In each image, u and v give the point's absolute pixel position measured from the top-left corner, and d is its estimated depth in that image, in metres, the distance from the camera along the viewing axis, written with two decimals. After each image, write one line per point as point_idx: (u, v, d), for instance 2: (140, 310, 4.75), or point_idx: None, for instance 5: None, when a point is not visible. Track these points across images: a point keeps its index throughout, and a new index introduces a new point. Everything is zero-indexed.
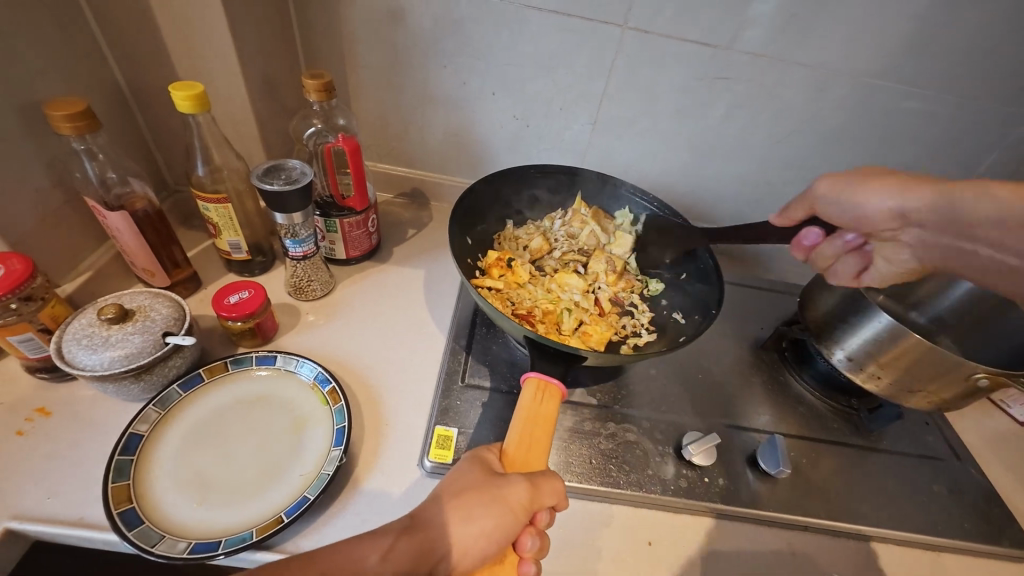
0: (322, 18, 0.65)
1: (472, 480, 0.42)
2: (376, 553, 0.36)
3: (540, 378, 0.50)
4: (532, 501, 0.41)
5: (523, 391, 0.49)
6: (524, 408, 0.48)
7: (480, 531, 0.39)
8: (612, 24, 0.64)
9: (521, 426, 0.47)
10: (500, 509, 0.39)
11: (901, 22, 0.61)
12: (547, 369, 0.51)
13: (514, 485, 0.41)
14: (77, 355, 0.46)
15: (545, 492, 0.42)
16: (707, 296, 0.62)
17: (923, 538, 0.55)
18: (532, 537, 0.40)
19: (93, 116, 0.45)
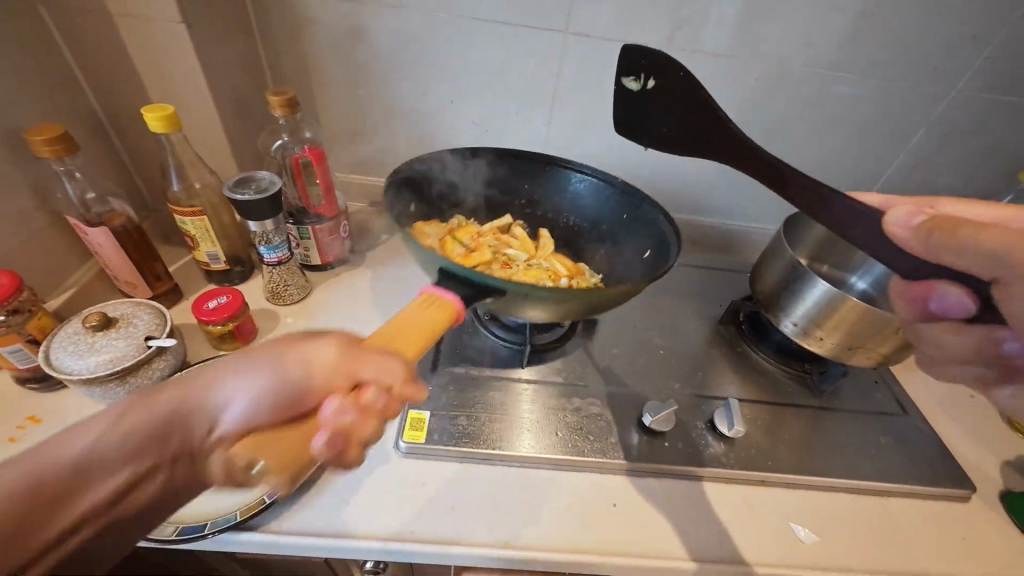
0: (286, 40, 0.70)
1: (330, 361, 0.34)
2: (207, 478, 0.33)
3: (432, 292, 0.45)
4: (344, 363, 0.34)
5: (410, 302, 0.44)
6: (405, 313, 0.43)
7: (326, 363, 0.34)
8: (554, 30, 0.69)
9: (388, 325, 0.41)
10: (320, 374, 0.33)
11: (816, 14, 0.66)
12: (450, 289, 0.46)
13: (319, 349, 0.35)
14: (64, 360, 0.50)
15: (365, 359, 0.34)
16: (666, 257, 0.61)
17: (872, 485, 0.59)
18: (337, 401, 0.32)
19: (71, 138, 0.49)
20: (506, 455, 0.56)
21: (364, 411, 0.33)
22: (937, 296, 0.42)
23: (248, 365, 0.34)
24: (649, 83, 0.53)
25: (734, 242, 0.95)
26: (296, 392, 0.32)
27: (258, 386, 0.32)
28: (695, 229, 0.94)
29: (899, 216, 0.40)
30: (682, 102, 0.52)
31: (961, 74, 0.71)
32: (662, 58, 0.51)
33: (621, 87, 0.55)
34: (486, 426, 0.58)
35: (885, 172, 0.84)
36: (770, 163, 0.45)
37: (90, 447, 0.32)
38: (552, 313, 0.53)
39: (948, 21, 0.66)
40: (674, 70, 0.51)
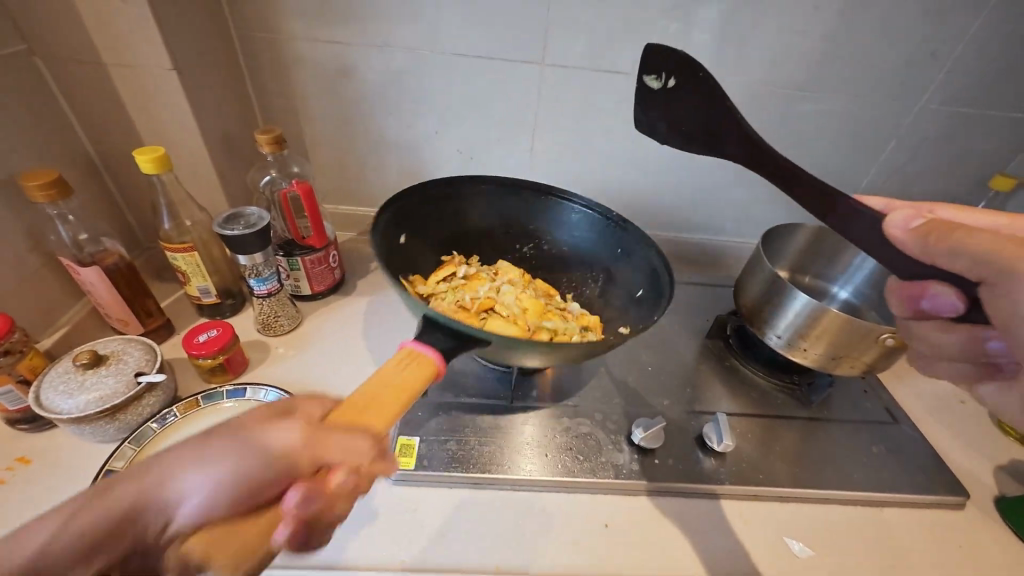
0: (274, 81, 0.73)
1: (257, 415, 0.34)
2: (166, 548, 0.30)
3: (413, 347, 0.44)
4: (315, 448, 0.32)
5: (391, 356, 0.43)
6: (381, 371, 0.41)
7: (292, 447, 0.32)
8: (531, 63, 0.72)
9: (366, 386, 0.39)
10: (280, 458, 0.31)
11: (779, 39, 0.70)
12: (428, 341, 0.45)
13: (286, 428, 0.32)
14: (54, 400, 0.50)
15: (334, 441, 0.32)
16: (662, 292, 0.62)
17: (865, 495, 0.59)
18: (304, 491, 0.31)
19: (64, 183, 0.51)
20: (497, 478, 0.56)
21: (333, 495, 0.32)
22: (928, 297, 0.41)
23: (205, 452, 0.31)
24: (669, 80, 0.51)
25: (720, 257, 0.97)
26: (242, 497, 0.30)
27: (223, 478, 0.30)
28: (680, 246, 0.95)
29: (898, 220, 0.39)
30: (710, 102, 0.48)
31: (924, 88, 0.74)
32: (681, 54, 0.48)
33: (641, 84, 0.53)
34: (476, 450, 0.58)
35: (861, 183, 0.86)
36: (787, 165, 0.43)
37: (39, 546, 0.27)
38: (544, 359, 0.53)
39: (905, 39, 0.69)
40: (695, 70, 0.48)
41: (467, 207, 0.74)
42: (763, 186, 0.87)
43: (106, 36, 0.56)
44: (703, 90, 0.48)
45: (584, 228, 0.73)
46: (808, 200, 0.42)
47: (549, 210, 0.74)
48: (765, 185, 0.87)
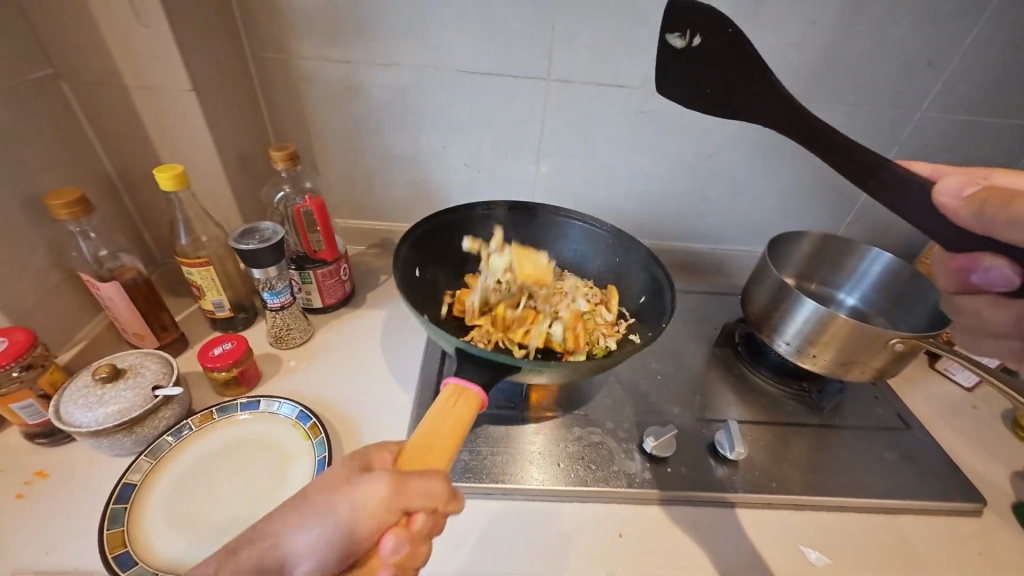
0: (287, 100, 0.75)
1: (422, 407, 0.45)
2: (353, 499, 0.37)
3: (458, 383, 0.47)
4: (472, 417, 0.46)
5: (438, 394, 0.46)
6: (433, 409, 0.44)
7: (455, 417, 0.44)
8: (536, 78, 0.74)
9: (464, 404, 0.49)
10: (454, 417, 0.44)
11: (778, 52, 0.71)
12: (471, 376, 0.48)
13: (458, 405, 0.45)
14: (74, 413, 0.51)
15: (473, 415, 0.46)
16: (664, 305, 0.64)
17: (880, 503, 0.59)
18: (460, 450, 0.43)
19: (87, 201, 0.52)
20: (509, 487, 0.56)
21: (415, 540, 0.35)
22: (979, 269, 0.44)
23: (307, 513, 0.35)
24: (695, 39, 0.49)
25: (725, 266, 0.98)
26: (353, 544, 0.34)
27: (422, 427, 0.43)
28: (686, 255, 0.96)
29: (949, 187, 0.40)
30: (746, 66, 0.48)
31: (924, 97, 0.75)
32: (707, 10, 0.47)
33: (663, 45, 0.51)
34: (489, 460, 0.58)
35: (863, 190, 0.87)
36: (826, 132, 0.44)
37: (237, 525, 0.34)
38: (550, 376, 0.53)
39: (902, 50, 0.71)
40: (723, 26, 0.47)
41: (472, 226, 0.74)
42: (767, 195, 0.88)
43: (128, 60, 0.58)
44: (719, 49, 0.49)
45: (583, 241, 0.76)
46: (848, 170, 0.44)
47: (548, 225, 0.76)
48: (769, 194, 0.88)
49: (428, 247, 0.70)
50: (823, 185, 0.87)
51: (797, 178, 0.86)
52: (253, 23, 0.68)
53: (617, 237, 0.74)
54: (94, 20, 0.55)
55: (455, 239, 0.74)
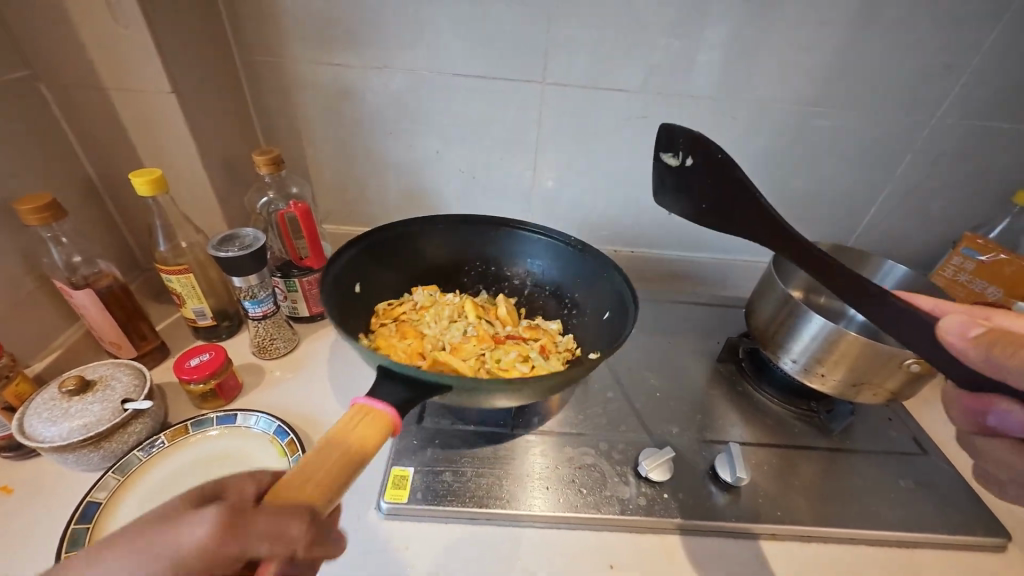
0: (276, 103, 0.73)
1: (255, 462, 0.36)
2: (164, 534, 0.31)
3: (366, 403, 0.41)
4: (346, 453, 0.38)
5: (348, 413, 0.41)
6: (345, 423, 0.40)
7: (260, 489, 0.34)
8: (532, 82, 0.71)
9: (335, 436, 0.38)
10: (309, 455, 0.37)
11: (786, 54, 0.68)
12: (385, 395, 0.43)
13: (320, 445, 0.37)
14: (37, 428, 0.49)
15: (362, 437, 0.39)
16: (624, 314, 0.61)
17: (895, 536, 0.54)
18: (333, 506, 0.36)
19: (58, 206, 0.50)
20: (495, 513, 0.53)
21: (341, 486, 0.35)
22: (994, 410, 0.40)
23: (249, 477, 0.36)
24: (687, 158, 0.55)
25: (730, 276, 0.94)
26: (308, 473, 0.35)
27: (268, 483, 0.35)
28: (688, 265, 0.93)
29: (954, 324, 0.36)
30: (731, 182, 0.51)
31: (941, 102, 0.71)
32: (686, 133, 0.53)
33: (660, 161, 0.58)
34: (472, 483, 0.55)
35: (876, 200, 0.83)
36: (807, 247, 0.45)
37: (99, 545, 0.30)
38: (516, 397, 0.50)
39: (919, 53, 0.67)
40: (708, 147, 0.52)
41: (423, 240, 0.72)
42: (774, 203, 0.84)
43: (108, 61, 0.56)
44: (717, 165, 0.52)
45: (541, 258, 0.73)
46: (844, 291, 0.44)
47: (506, 237, 0.74)
48: (776, 203, 0.84)
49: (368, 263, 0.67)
50: (835, 193, 0.83)
51: (806, 186, 0.82)
52: (241, 24, 0.66)
53: (579, 248, 0.69)
54: (72, 20, 0.53)
55: (412, 256, 0.73)
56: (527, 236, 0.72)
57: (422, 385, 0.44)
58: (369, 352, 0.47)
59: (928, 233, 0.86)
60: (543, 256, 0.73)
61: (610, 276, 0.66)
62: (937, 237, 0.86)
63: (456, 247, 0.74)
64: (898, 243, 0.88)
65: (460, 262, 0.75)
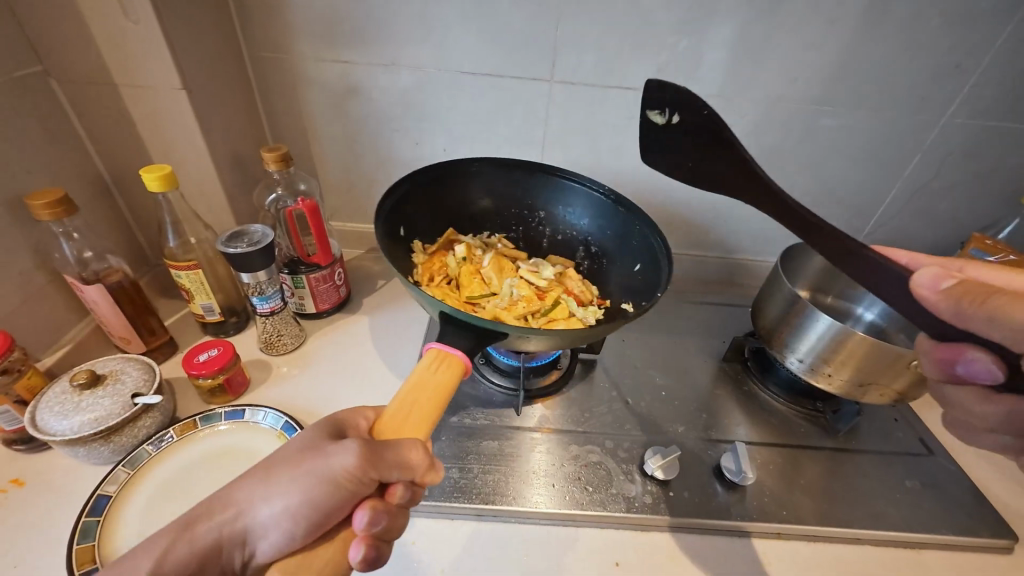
0: (284, 100, 0.73)
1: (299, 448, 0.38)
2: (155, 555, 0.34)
3: (441, 348, 0.45)
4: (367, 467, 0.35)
5: (420, 360, 0.44)
6: (416, 375, 0.43)
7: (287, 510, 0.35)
8: (540, 79, 0.71)
9: (404, 395, 0.42)
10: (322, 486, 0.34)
11: (795, 54, 0.68)
12: (454, 341, 0.46)
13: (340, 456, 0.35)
14: (49, 421, 0.49)
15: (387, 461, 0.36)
16: (657, 274, 0.62)
17: (901, 536, 0.54)
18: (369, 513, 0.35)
19: (70, 201, 0.51)
20: (501, 510, 0.53)
21: (392, 511, 0.37)
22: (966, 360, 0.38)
23: (274, 485, 0.36)
24: (675, 117, 0.50)
25: (735, 276, 0.94)
26: (326, 512, 0.35)
27: (292, 506, 0.34)
28: (694, 264, 0.93)
29: (926, 278, 0.35)
30: (719, 148, 0.47)
31: (950, 102, 0.71)
32: (686, 94, 0.48)
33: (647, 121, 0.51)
34: (479, 479, 0.55)
35: (883, 200, 0.83)
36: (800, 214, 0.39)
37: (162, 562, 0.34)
38: (537, 345, 0.51)
39: (928, 52, 0.67)
40: (697, 108, 0.47)
41: (471, 185, 0.72)
42: None
43: (118, 58, 0.57)
44: (703, 130, 0.48)
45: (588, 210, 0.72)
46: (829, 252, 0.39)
47: (548, 186, 0.73)
48: None
49: (416, 203, 0.68)
50: (842, 193, 0.82)
51: (813, 185, 0.82)
52: (250, 21, 0.66)
53: (616, 200, 0.69)
54: (84, 16, 0.54)
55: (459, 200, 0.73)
56: (575, 186, 0.71)
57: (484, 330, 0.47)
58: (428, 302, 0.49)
59: (934, 233, 0.86)
60: (595, 215, 0.72)
61: (641, 236, 0.67)
62: (944, 238, 0.86)
63: (501, 194, 0.74)
64: (905, 244, 0.88)
65: (502, 209, 0.75)
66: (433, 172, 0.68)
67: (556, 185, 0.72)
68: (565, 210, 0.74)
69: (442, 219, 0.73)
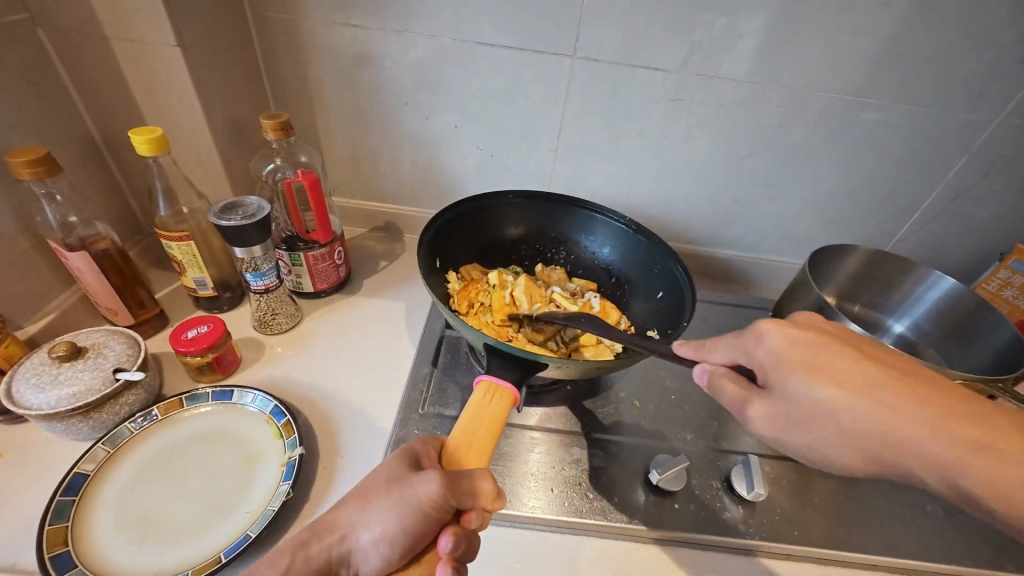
0: (288, 65, 0.69)
1: (386, 476, 0.39)
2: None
3: (491, 380, 0.48)
4: (447, 502, 0.36)
5: (472, 392, 0.47)
6: (469, 407, 0.46)
7: (382, 536, 0.36)
8: (561, 55, 0.66)
9: (464, 424, 0.44)
10: (407, 514, 0.36)
11: (842, 38, 0.62)
12: (501, 373, 0.49)
13: (424, 488, 0.36)
14: (25, 394, 0.47)
15: (465, 492, 0.37)
16: (682, 301, 0.63)
17: (918, 565, 0.51)
18: (450, 539, 0.36)
19: (52, 160, 0.47)
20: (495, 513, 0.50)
21: (470, 535, 0.37)
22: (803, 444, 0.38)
23: (370, 512, 0.37)
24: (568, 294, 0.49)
25: (754, 276, 0.90)
26: (415, 536, 0.36)
27: (382, 533, 0.36)
28: (711, 262, 0.88)
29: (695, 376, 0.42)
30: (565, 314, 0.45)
31: (1007, 100, 0.65)
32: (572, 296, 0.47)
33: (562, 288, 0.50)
34: None
35: (920, 204, 0.78)
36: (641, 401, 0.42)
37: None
38: (563, 373, 0.52)
39: (990, 42, 0.61)
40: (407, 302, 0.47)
41: (500, 217, 0.73)
42: (808, 201, 0.79)
43: (109, 8, 0.53)
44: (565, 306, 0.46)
45: (611, 242, 0.73)
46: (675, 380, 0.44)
47: (574, 217, 0.74)
48: (812, 201, 0.79)
49: (449, 236, 0.69)
50: (877, 194, 0.77)
51: (846, 184, 0.77)
52: None
53: (637, 229, 0.70)
54: None
55: (489, 230, 0.74)
56: (598, 216, 0.72)
57: (528, 363, 0.49)
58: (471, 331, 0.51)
59: (971, 242, 0.80)
60: (619, 246, 0.73)
61: (663, 264, 0.68)
62: (982, 248, 0.81)
63: (528, 222, 0.75)
64: (938, 251, 0.82)
65: (529, 240, 0.76)
66: (465, 206, 0.70)
67: (582, 213, 0.73)
68: (589, 239, 0.75)
69: (475, 247, 0.73)
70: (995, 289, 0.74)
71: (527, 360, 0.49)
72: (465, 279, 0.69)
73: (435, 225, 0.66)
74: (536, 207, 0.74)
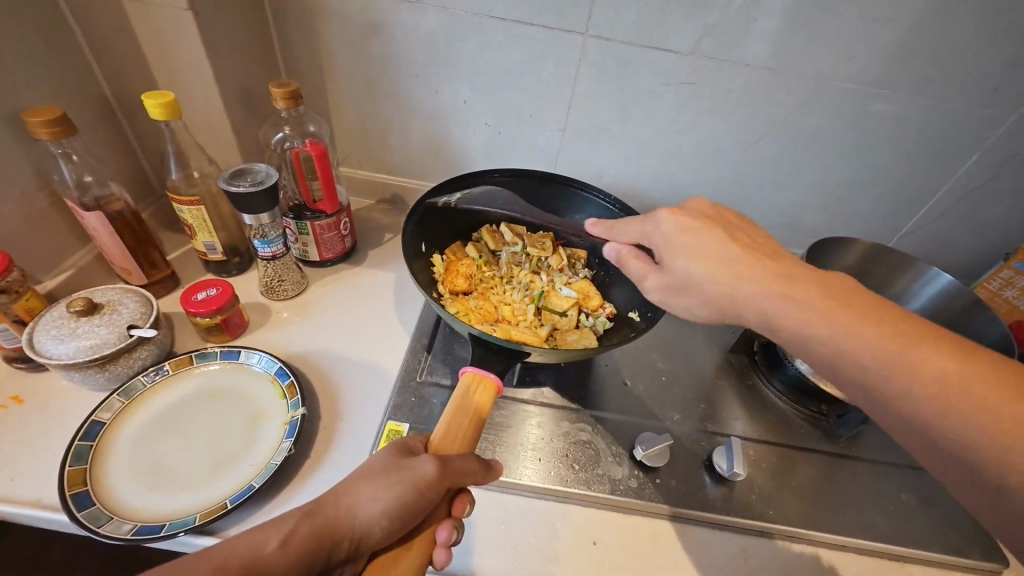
0: (300, 32, 0.69)
1: (382, 463, 0.40)
2: (276, 539, 0.35)
3: (476, 371, 0.50)
4: (445, 481, 0.40)
5: (458, 383, 0.50)
6: (455, 397, 0.48)
7: (382, 512, 0.37)
8: (573, 32, 0.66)
9: (450, 419, 0.46)
10: (406, 490, 0.38)
11: (861, 25, 0.60)
12: (488, 365, 0.51)
13: (424, 467, 0.39)
14: (45, 344, 0.49)
15: (462, 478, 0.42)
16: None
17: (885, 548, 0.54)
18: (449, 528, 0.41)
19: (68, 122, 0.49)
20: None
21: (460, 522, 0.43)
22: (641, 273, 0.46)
23: (372, 487, 0.38)
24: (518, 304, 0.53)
25: None
26: (411, 511, 0.38)
27: (383, 509, 0.37)
28: None
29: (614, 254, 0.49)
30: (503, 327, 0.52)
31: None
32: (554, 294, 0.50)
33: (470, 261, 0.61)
34: None
35: (927, 200, 0.77)
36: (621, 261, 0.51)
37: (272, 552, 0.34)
38: (539, 357, 0.53)
39: (1012, 37, 0.59)
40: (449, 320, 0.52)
41: (487, 197, 0.74)
42: (814, 192, 0.79)
43: None
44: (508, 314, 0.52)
45: None
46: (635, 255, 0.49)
47: (564, 195, 0.74)
48: (818, 192, 0.79)
49: (436, 218, 0.70)
50: (885, 187, 0.77)
51: (854, 177, 0.76)
52: None
53: (621, 209, 0.70)
54: None
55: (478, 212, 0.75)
56: (582, 196, 0.72)
57: (511, 351, 0.52)
58: (458, 322, 0.53)
59: (976, 242, 0.80)
60: None
61: None
62: (987, 247, 0.80)
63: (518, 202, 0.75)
64: (943, 249, 0.82)
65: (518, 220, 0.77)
66: (449, 189, 0.70)
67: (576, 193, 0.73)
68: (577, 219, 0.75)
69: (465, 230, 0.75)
70: (996, 289, 0.74)
71: (511, 348, 0.52)
72: (449, 258, 0.70)
73: (421, 207, 0.67)
74: (523, 187, 0.74)
